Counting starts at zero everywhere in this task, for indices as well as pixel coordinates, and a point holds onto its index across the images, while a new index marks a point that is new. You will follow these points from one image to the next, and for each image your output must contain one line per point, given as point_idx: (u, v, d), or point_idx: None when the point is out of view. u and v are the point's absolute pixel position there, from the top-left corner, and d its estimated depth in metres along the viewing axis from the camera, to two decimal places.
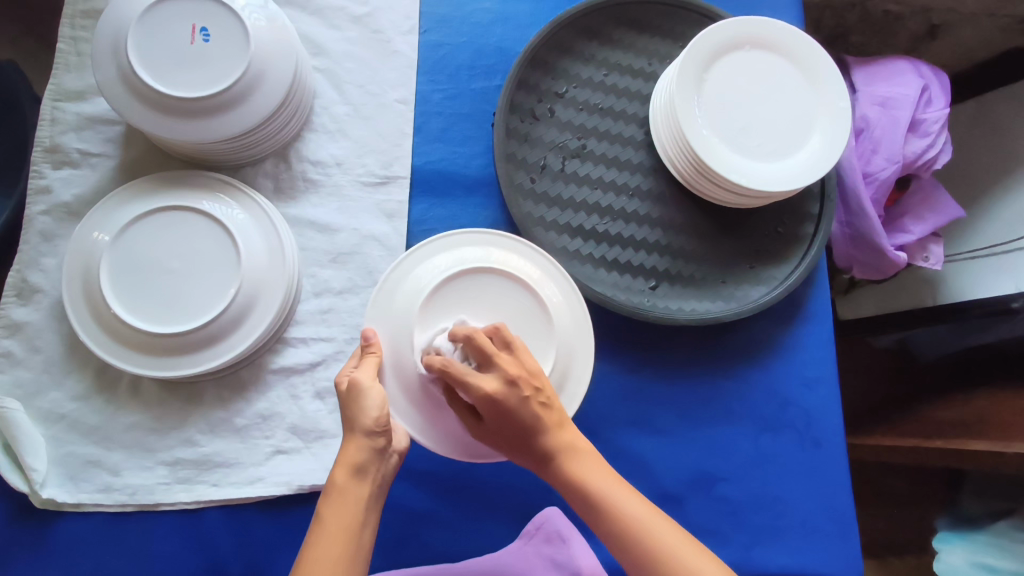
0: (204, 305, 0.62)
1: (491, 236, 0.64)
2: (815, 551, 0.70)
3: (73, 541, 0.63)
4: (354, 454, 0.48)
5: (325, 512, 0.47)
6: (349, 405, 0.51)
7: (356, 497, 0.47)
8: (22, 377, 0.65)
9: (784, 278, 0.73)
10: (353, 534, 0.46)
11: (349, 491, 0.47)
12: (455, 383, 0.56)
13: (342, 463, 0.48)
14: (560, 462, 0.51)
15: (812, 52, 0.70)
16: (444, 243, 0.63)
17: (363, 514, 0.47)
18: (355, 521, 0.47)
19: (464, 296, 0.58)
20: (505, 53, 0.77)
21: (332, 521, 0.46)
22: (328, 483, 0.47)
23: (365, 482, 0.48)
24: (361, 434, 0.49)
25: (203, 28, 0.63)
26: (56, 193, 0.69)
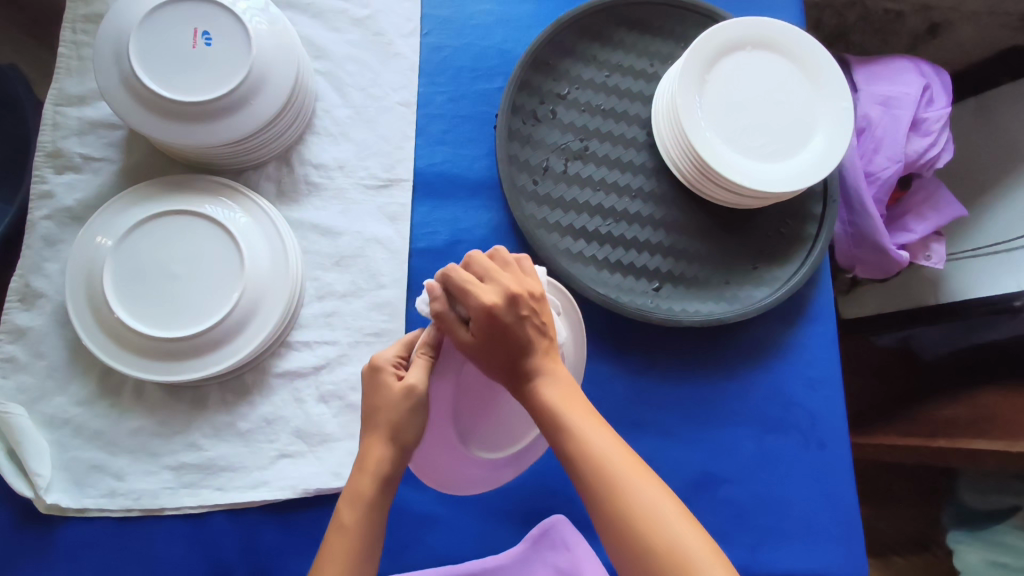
0: (207, 309, 0.62)
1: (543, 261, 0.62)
2: (820, 553, 0.70)
3: (78, 546, 0.63)
4: (383, 466, 0.49)
5: (346, 516, 0.48)
6: (388, 409, 0.49)
7: (378, 509, 0.48)
8: (26, 382, 0.65)
9: (787, 279, 0.73)
10: (369, 546, 0.48)
11: (372, 505, 0.48)
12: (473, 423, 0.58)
13: (372, 473, 0.48)
14: (536, 385, 0.50)
15: (815, 53, 0.70)
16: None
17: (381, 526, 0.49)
18: (373, 535, 0.48)
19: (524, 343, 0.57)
20: (507, 54, 0.77)
21: (351, 530, 0.47)
22: (356, 492, 0.48)
23: (388, 494, 0.49)
24: (392, 447, 0.49)
25: (205, 32, 0.63)
26: (59, 198, 0.69)
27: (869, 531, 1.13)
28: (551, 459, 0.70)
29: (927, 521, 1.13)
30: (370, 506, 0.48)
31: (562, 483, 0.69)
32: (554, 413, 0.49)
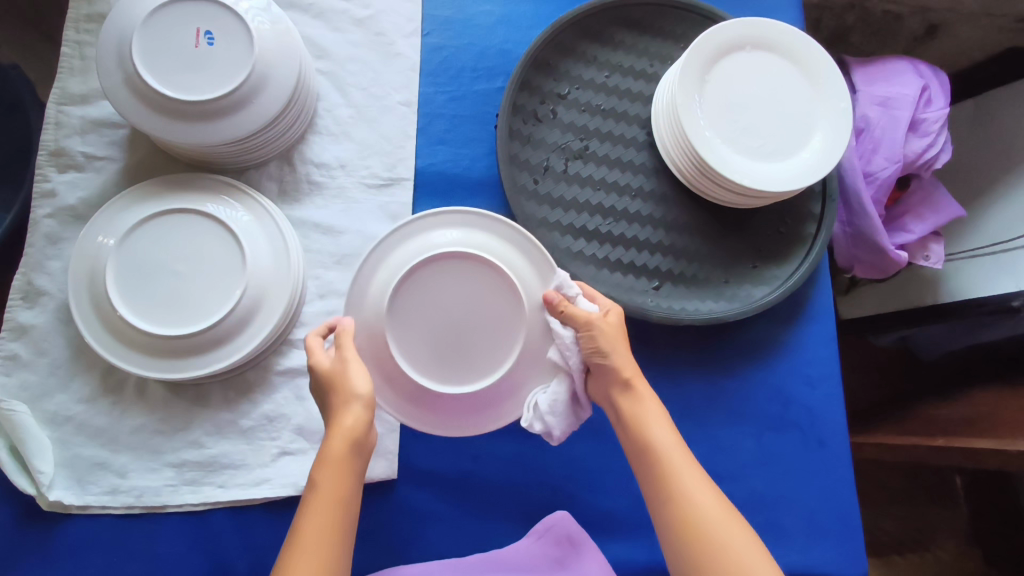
0: (209, 307, 0.62)
1: (468, 218, 0.60)
2: (819, 549, 0.70)
3: (80, 543, 0.63)
4: (352, 427, 0.50)
5: (317, 477, 0.48)
6: (335, 377, 0.52)
7: (349, 471, 0.49)
8: (28, 380, 0.65)
9: (786, 277, 0.73)
10: (347, 504, 0.49)
11: (346, 462, 0.49)
12: (447, 376, 0.55)
13: (338, 433, 0.50)
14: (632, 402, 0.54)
15: (813, 53, 0.70)
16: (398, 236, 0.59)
17: (355, 485, 0.49)
18: (346, 495, 0.49)
19: (410, 301, 0.55)
20: (507, 55, 0.77)
21: (328, 491, 0.48)
22: (328, 452, 0.49)
23: (358, 455, 0.50)
24: (355, 406, 0.50)
25: (207, 31, 0.64)
26: (61, 196, 0.69)
27: (869, 531, 1.13)
28: (551, 457, 0.70)
29: (927, 519, 1.13)
30: (342, 463, 0.49)
31: (563, 480, 0.69)
32: (640, 429, 0.53)
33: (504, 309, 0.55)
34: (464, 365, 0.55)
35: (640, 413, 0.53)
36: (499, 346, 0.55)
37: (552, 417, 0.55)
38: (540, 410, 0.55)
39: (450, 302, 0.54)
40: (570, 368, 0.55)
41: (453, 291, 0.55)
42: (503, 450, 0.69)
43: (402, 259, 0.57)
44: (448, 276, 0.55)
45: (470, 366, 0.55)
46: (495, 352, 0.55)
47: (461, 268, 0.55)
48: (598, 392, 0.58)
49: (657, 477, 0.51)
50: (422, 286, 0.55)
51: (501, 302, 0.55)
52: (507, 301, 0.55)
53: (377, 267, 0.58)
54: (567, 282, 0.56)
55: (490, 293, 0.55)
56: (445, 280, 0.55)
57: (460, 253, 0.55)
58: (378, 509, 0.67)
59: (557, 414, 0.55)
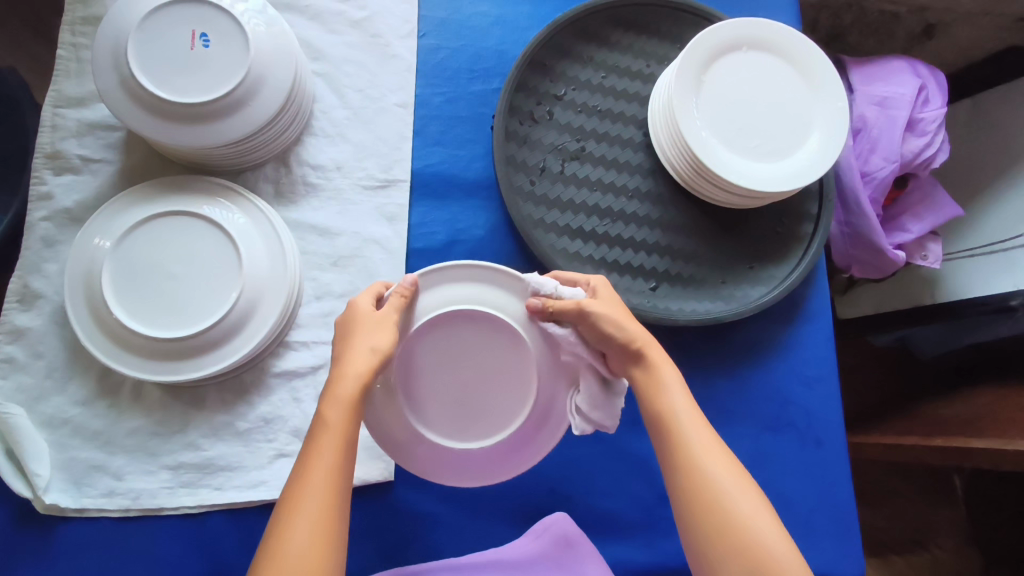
0: (206, 309, 0.62)
1: (496, 269, 0.54)
2: (818, 550, 0.70)
3: (77, 545, 0.63)
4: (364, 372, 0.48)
5: (325, 416, 0.46)
6: (356, 326, 0.50)
7: (356, 413, 0.47)
8: (25, 383, 0.65)
9: (783, 278, 0.73)
10: (350, 444, 0.46)
11: (352, 405, 0.47)
12: (466, 431, 0.54)
13: (348, 375, 0.47)
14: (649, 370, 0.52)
15: (809, 54, 0.70)
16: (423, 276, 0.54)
17: (359, 426, 0.47)
18: (351, 436, 0.47)
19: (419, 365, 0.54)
20: (504, 56, 0.77)
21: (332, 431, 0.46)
22: (336, 394, 0.46)
23: (366, 399, 0.48)
24: (370, 354, 0.49)
25: (203, 33, 0.64)
26: (58, 199, 0.69)
27: (868, 531, 1.13)
28: (548, 458, 0.70)
29: (926, 519, 1.13)
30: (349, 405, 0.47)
31: (561, 481, 0.69)
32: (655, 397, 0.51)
33: (516, 377, 0.54)
34: (467, 424, 0.54)
35: (655, 382, 0.52)
36: (505, 411, 0.54)
37: (598, 412, 0.53)
38: (584, 411, 0.53)
39: (462, 360, 0.54)
40: (586, 359, 0.53)
41: (469, 349, 0.54)
42: None
43: (424, 304, 0.53)
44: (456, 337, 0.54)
45: (473, 426, 0.54)
46: (511, 402, 0.54)
47: (482, 329, 0.54)
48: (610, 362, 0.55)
49: (671, 446, 0.50)
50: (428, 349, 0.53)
51: (516, 368, 0.54)
52: (523, 369, 0.54)
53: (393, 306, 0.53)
54: (541, 282, 0.53)
55: (506, 359, 0.54)
56: (462, 338, 0.54)
57: (486, 315, 0.53)
58: (375, 511, 0.67)
59: (600, 408, 0.53)
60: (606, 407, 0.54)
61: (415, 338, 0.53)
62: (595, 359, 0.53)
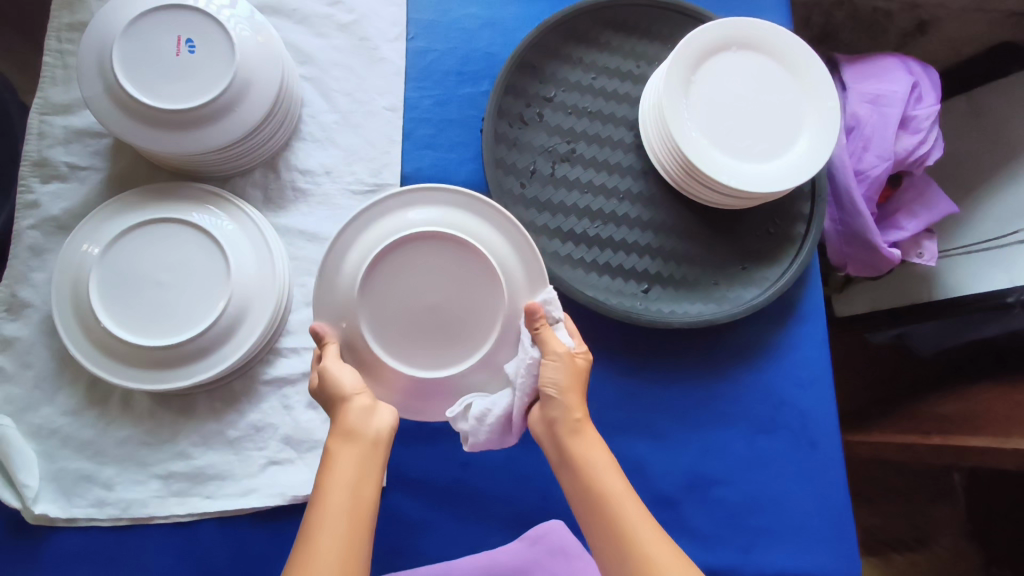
0: (194, 317, 0.62)
1: (428, 188, 0.57)
2: (814, 552, 0.70)
3: (67, 556, 0.63)
4: (344, 422, 0.51)
5: (323, 474, 0.49)
6: (324, 378, 0.53)
7: (349, 457, 0.49)
8: (13, 393, 0.65)
9: (776, 278, 0.72)
10: (353, 489, 0.48)
11: (341, 454, 0.50)
12: (448, 351, 0.54)
13: (340, 429, 0.51)
14: (580, 447, 0.52)
15: (800, 53, 0.70)
16: (435, 195, 0.57)
17: (357, 470, 0.49)
18: (348, 480, 0.48)
19: (381, 301, 0.54)
20: (493, 58, 0.77)
21: (327, 484, 0.48)
22: (324, 453, 0.50)
23: (357, 443, 0.50)
24: (342, 403, 0.52)
25: (188, 39, 0.63)
26: (45, 207, 0.69)
27: (866, 529, 1.13)
28: (542, 462, 0.69)
29: (924, 517, 1.13)
30: (336, 456, 0.49)
31: (555, 485, 0.69)
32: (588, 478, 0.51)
33: (473, 284, 0.54)
34: (415, 347, 0.54)
35: (589, 459, 0.52)
36: (478, 322, 0.54)
37: (475, 426, 0.54)
38: (471, 416, 0.54)
39: (435, 282, 0.54)
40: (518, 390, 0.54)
41: (417, 272, 0.54)
42: (493, 456, 0.69)
43: (429, 217, 0.56)
44: (401, 266, 0.54)
45: (422, 350, 0.54)
46: (476, 309, 0.54)
47: (466, 262, 0.55)
48: (539, 427, 0.55)
49: (606, 526, 0.49)
50: (380, 284, 0.54)
51: (484, 309, 0.54)
52: (492, 311, 0.54)
53: (400, 212, 0.56)
54: (553, 304, 0.55)
55: (480, 298, 0.54)
56: (444, 265, 0.54)
57: (471, 244, 0.54)
58: None
59: (484, 425, 0.54)
60: (487, 435, 0.54)
61: (403, 242, 0.54)
62: (525, 396, 0.54)
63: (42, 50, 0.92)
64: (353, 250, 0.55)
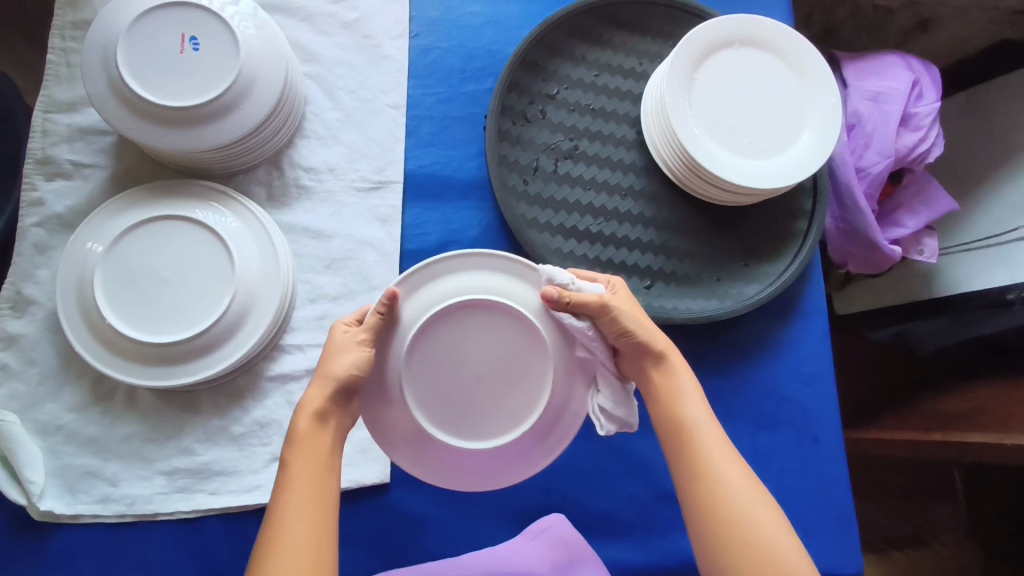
0: (198, 313, 0.62)
1: (472, 253, 0.53)
2: (815, 546, 0.70)
3: (72, 552, 0.63)
4: (318, 403, 0.50)
5: (291, 458, 0.48)
6: (330, 350, 0.51)
7: (320, 442, 0.49)
8: (18, 390, 0.65)
9: (778, 275, 0.73)
10: (318, 478, 0.48)
11: (311, 438, 0.49)
12: (499, 425, 0.51)
13: (304, 410, 0.50)
14: (665, 373, 0.54)
15: (801, 49, 0.70)
16: (503, 262, 0.53)
17: (325, 457, 0.49)
18: (315, 467, 0.48)
19: (428, 381, 0.50)
20: (496, 55, 0.77)
21: (296, 469, 0.48)
22: (291, 431, 0.49)
23: (326, 430, 0.50)
24: (329, 384, 0.50)
25: (192, 36, 0.63)
26: (49, 205, 0.69)
27: (866, 527, 1.13)
28: (545, 459, 0.70)
29: (925, 515, 1.13)
30: (306, 439, 0.49)
31: (559, 481, 0.69)
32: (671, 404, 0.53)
33: (521, 351, 0.51)
34: (449, 416, 0.50)
35: (672, 387, 0.53)
36: (528, 392, 0.51)
37: (621, 410, 0.52)
38: (608, 410, 0.52)
39: (483, 352, 0.51)
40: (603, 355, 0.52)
41: (465, 344, 0.51)
42: None
43: (478, 283, 0.51)
44: (448, 341, 0.50)
45: (452, 422, 0.50)
46: (526, 379, 0.51)
47: (522, 341, 0.51)
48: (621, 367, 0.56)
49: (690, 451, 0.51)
50: (426, 361, 0.50)
51: (527, 391, 0.51)
52: (538, 395, 0.51)
53: (442, 279, 0.52)
54: (556, 272, 0.51)
55: (526, 379, 0.51)
56: (498, 338, 0.51)
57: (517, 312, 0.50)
58: (372, 513, 0.67)
59: (623, 404, 0.52)
60: (628, 406, 0.52)
61: (461, 307, 0.50)
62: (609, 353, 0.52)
63: (45, 49, 0.92)
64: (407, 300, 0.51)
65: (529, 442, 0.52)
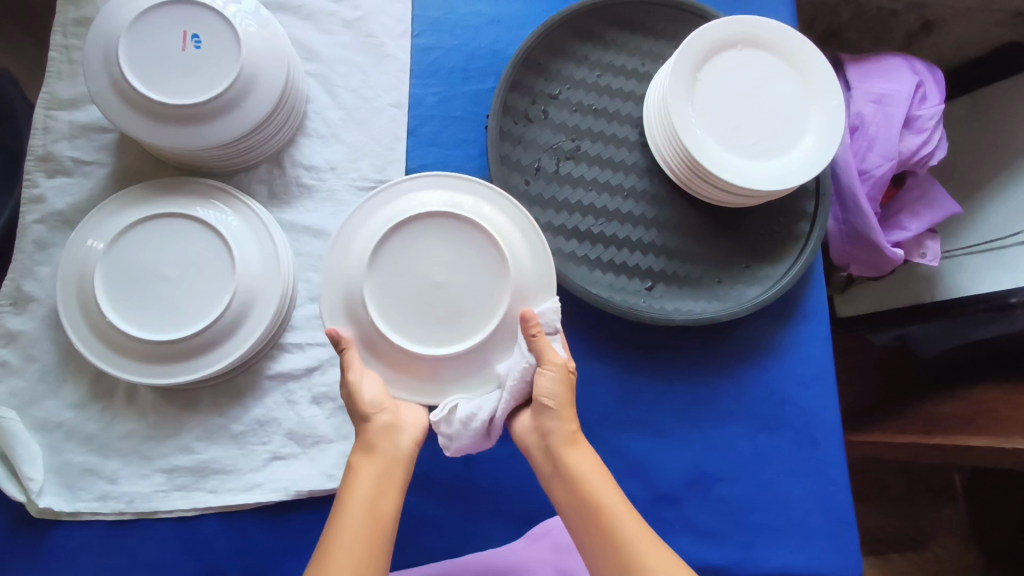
0: (199, 312, 0.62)
1: (425, 179, 0.61)
2: (815, 550, 0.70)
3: (71, 549, 0.63)
4: (366, 437, 0.54)
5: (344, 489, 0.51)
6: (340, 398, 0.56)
7: (373, 471, 0.52)
8: (18, 386, 0.65)
9: (780, 277, 0.72)
10: (372, 504, 0.50)
11: (365, 468, 0.52)
12: (458, 323, 0.55)
13: (360, 444, 0.54)
14: (569, 455, 0.53)
15: (805, 51, 0.70)
16: (458, 185, 0.61)
17: (379, 486, 0.51)
18: (368, 494, 0.50)
19: (389, 287, 0.55)
20: (498, 55, 0.77)
21: (350, 498, 0.50)
22: (347, 466, 0.53)
23: (378, 460, 0.53)
24: (362, 419, 0.54)
25: (195, 34, 0.63)
26: (50, 202, 0.69)
27: (866, 529, 1.13)
28: None
29: (924, 518, 1.13)
30: (360, 469, 0.52)
31: None
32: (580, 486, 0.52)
33: (472, 253, 0.56)
34: (410, 321, 0.55)
35: (581, 468, 0.53)
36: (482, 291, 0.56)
37: (456, 430, 0.54)
38: (451, 420, 0.54)
39: (438, 258, 0.56)
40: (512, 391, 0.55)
41: (420, 252, 0.56)
42: (496, 453, 0.69)
43: (428, 201, 0.59)
44: (404, 252, 0.56)
45: (415, 324, 0.55)
46: (478, 279, 0.56)
47: (475, 249, 0.56)
48: (529, 436, 0.56)
49: (600, 535, 0.50)
50: (386, 270, 0.56)
51: (482, 291, 0.56)
52: (493, 297, 0.56)
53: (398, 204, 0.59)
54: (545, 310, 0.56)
55: (481, 283, 0.56)
56: (454, 246, 0.56)
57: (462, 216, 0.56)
58: None
59: (466, 432, 0.54)
60: (469, 435, 0.55)
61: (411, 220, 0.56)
62: (510, 399, 0.55)
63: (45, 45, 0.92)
64: (374, 217, 0.59)
65: (491, 341, 0.56)
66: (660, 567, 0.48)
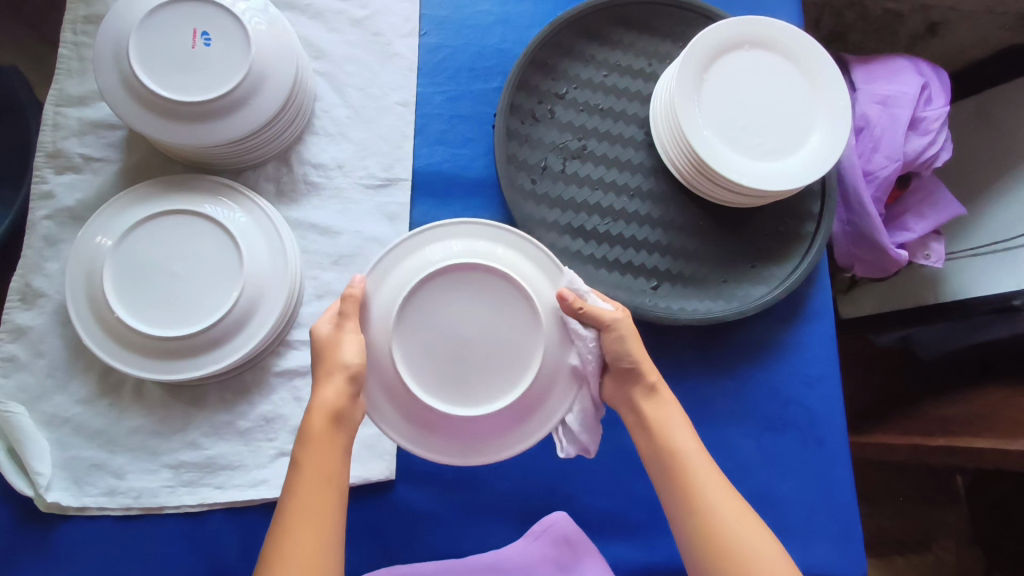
0: (206, 308, 0.62)
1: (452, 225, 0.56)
2: (818, 549, 0.70)
3: (78, 544, 0.63)
4: (332, 402, 0.50)
5: (304, 457, 0.48)
6: (325, 348, 0.52)
7: (336, 441, 0.49)
8: (26, 382, 0.65)
9: (785, 277, 0.73)
10: (330, 479, 0.48)
11: (327, 438, 0.49)
12: (492, 384, 0.52)
13: (320, 410, 0.50)
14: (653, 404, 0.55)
15: (812, 51, 0.70)
16: (488, 230, 0.57)
17: (340, 459, 0.49)
18: (330, 467, 0.48)
19: (416, 346, 0.52)
20: (505, 54, 0.77)
21: (310, 468, 0.48)
22: (309, 429, 0.49)
23: (340, 432, 0.50)
24: (341, 377, 0.50)
25: (205, 32, 0.64)
26: (59, 198, 0.69)
27: (869, 531, 1.13)
28: (550, 458, 0.70)
29: (927, 519, 1.13)
30: (324, 438, 0.49)
31: (562, 479, 0.69)
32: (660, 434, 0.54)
33: (507, 307, 0.53)
34: (437, 382, 0.52)
35: (662, 416, 0.54)
36: (519, 347, 0.52)
37: (586, 433, 0.56)
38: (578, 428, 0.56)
39: (470, 314, 0.52)
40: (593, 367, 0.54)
41: (451, 308, 0.52)
42: None
43: (456, 250, 0.55)
44: (433, 307, 0.52)
45: (444, 386, 0.52)
46: (512, 335, 0.52)
47: (508, 305, 0.52)
48: (612, 392, 0.57)
49: (677, 480, 0.52)
50: (412, 326, 0.52)
51: (518, 350, 0.52)
52: (528, 355, 0.52)
53: (423, 250, 0.55)
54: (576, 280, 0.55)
55: (517, 340, 0.52)
56: (487, 303, 0.52)
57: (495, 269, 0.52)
58: (377, 509, 0.67)
59: (590, 427, 0.56)
60: (593, 428, 0.57)
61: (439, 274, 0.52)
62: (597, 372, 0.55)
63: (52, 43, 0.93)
64: (398, 263, 0.55)
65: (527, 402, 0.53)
66: (733, 513, 0.50)
